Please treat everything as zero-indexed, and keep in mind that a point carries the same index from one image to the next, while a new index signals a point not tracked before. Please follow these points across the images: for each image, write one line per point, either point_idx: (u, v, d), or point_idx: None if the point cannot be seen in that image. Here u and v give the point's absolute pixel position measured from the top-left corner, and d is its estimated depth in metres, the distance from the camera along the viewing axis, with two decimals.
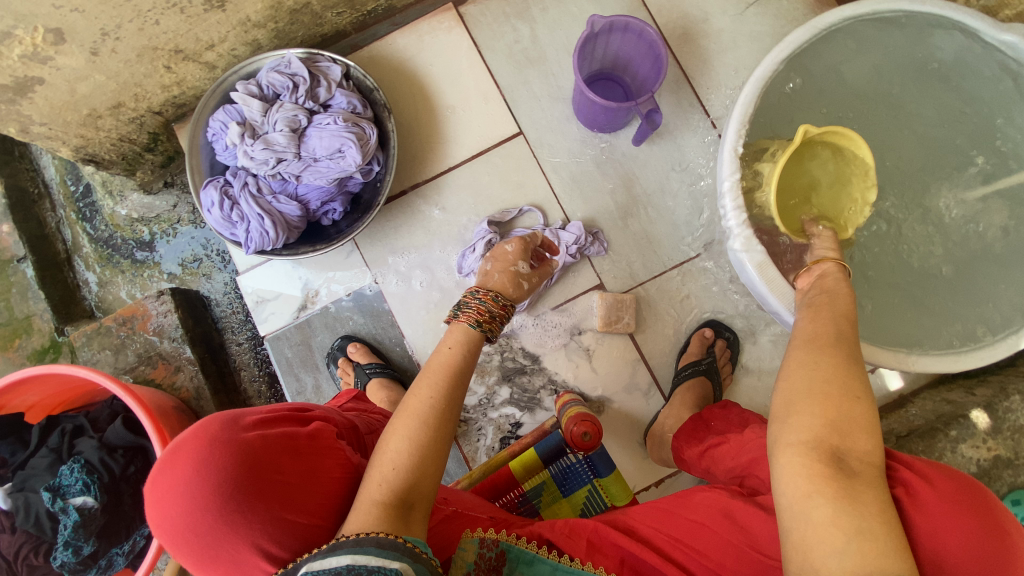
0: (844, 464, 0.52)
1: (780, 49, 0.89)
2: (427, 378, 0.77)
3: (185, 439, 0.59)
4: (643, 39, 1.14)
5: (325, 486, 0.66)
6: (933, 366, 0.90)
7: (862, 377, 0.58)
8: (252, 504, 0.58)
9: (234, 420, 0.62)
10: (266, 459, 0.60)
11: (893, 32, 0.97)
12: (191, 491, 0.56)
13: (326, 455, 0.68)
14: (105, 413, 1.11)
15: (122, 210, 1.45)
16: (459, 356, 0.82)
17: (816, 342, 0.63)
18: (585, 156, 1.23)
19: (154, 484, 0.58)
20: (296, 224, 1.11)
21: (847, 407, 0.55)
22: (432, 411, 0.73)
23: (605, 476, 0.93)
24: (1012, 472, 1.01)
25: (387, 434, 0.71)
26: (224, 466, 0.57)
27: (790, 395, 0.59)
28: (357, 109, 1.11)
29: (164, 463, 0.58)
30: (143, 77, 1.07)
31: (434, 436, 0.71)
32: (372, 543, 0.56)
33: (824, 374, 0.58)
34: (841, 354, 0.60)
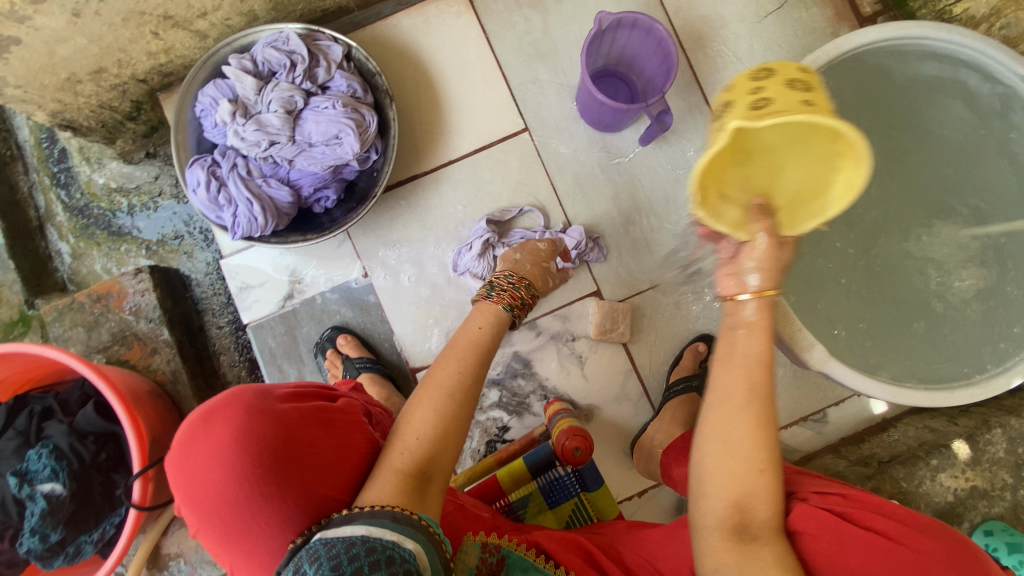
0: (747, 533, 0.60)
1: (802, 67, 0.87)
2: (450, 358, 0.84)
3: (222, 405, 0.61)
4: (653, 37, 1.04)
5: (353, 461, 0.68)
6: (916, 399, 0.87)
7: (770, 445, 0.62)
8: (287, 473, 0.60)
9: (269, 391, 0.65)
10: (302, 429, 0.63)
11: (913, 62, 0.95)
12: (226, 450, 0.59)
13: (354, 430, 0.71)
14: (76, 395, 1.06)
15: (100, 178, 1.38)
16: (487, 336, 0.89)
17: (724, 402, 0.64)
18: (591, 158, 1.19)
19: (190, 444, 0.60)
20: (286, 211, 1.06)
21: (751, 481, 0.61)
22: (458, 386, 0.79)
23: (593, 490, 0.93)
24: (987, 502, 1.04)
25: (412, 405, 0.78)
26: (263, 433, 0.59)
27: (706, 470, 0.64)
28: (357, 94, 1.05)
29: (201, 428, 0.60)
30: (128, 42, 1.00)
31: (457, 409, 0.78)
32: (387, 515, 0.60)
33: (732, 448, 0.62)
34: (749, 415, 0.62)
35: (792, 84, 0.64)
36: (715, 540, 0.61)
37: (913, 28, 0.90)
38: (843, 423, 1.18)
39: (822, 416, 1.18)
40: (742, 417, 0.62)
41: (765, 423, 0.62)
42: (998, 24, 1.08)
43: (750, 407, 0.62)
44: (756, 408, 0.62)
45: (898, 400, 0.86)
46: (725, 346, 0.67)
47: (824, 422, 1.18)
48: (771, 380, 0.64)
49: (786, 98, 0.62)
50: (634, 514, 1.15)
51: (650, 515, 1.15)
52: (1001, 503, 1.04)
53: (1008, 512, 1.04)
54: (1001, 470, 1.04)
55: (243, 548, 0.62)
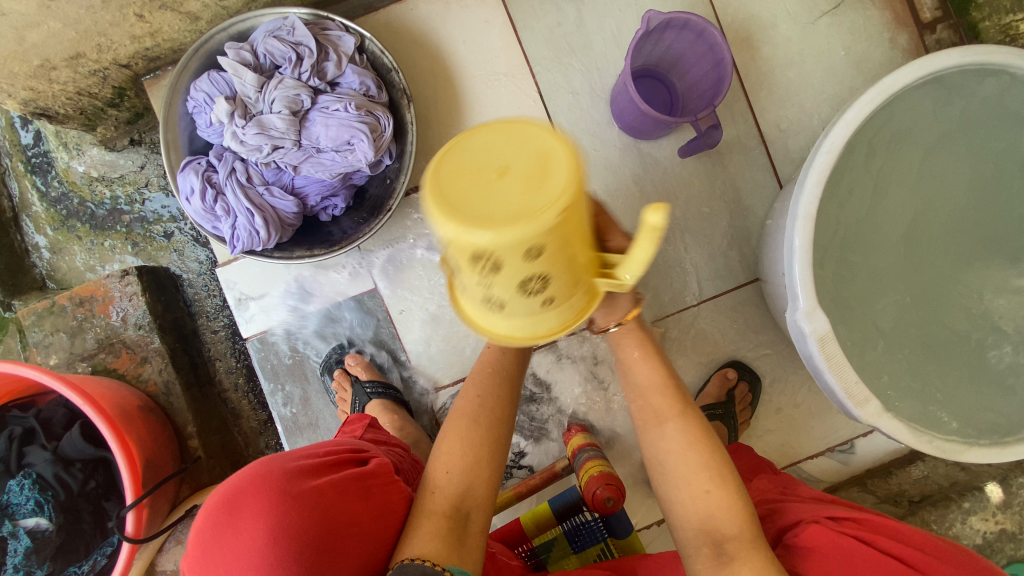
0: (721, 550, 0.66)
1: (871, 96, 0.76)
2: (472, 379, 0.75)
3: (246, 490, 0.53)
4: (705, 40, 0.93)
5: (391, 527, 0.62)
6: (972, 455, 0.78)
7: (713, 464, 0.71)
8: (330, 563, 0.54)
9: (293, 467, 0.58)
10: (335, 508, 0.56)
11: (991, 89, 0.82)
12: (254, 553, 0.51)
13: (391, 491, 0.64)
14: (60, 413, 0.97)
15: (79, 166, 1.25)
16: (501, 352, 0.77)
17: (647, 432, 0.74)
18: (624, 168, 1.10)
19: (209, 547, 0.53)
20: (291, 222, 0.96)
21: (708, 504, 0.69)
22: (482, 409, 0.72)
23: (622, 537, 0.87)
24: (1014, 546, 1.01)
25: (440, 436, 0.71)
26: (298, 523, 0.52)
27: (667, 499, 0.72)
28: (371, 92, 0.94)
29: (226, 523, 0.52)
30: (109, 25, 0.87)
31: (486, 434, 0.71)
32: (416, 570, 0.56)
33: (677, 468, 0.71)
34: (677, 444, 0.72)
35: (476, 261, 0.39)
36: (701, 565, 0.67)
37: (994, 56, 0.75)
38: (871, 453, 1.10)
39: (849, 447, 1.10)
40: (668, 445, 0.72)
41: (696, 442, 0.72)
42: None
43: (671, 435, 0.73)
44: (676, 435, 0.72)
45: (955, 458, 0.78)
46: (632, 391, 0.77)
47: (850, 453, 1.10)
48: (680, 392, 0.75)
49: (512, 308, 0.45)
50: (652, 543, 1.10)
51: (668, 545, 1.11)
52: None
53: None
54: None
55: None
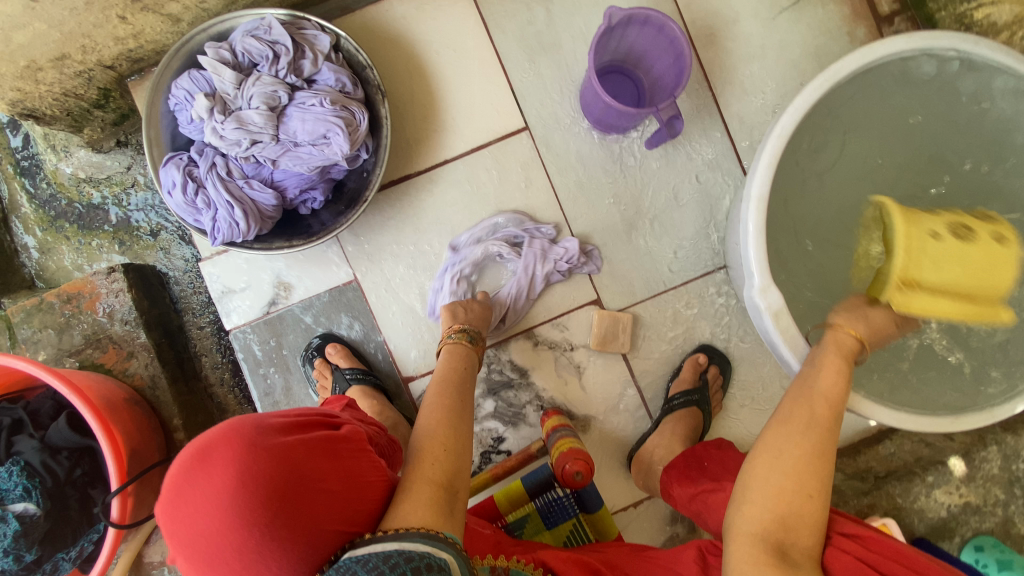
0: (789, 557, 0.63)
1: (823, 79, 0.82)
2: (442, 388, 0.89)
3: (218, 441, 0.56)
4: (666, 35, 0.97)
5: (361, 489, 0.64)
6: (923, 424, 0.84)
7: (823, 475, 0.68)
8: (298, 513, 0.57)
9: (266, 424, 0.60)
10: (306, 463, 0.59)
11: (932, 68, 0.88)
12: (223, 496, 0.53)
13: (362, 458, 0.67)
14: (48, 405, 1.00)
15: (67, 168, 1.28)
16: (467, 361, 0.96)
17: (789, 422, 0.73)
18: (595, 160, 1.14)
19: (177, 487, 0.54)
20: (271, 214, 0.99)
21: (801, 504, 0.66)
22: (458, 407, 0.86)
23: (593, 512, 0.91)
24: (978, 518, 1.04)
25: (419, 429, 0.81)
26: (268, 472, 0.55)
27: (759, 482, 0.69)
28: (346, 89, 0.98)
29: (196, 470, 0.54)
30: (92, 27, 0.92)
31: (462, 428, 0.83)
32: (416, 533, 0.61)
33: (786, 465, 0.68)
34: (810, 442, 0.70)
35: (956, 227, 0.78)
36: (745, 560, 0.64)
37: (941, 42, 0.82)
38: None
39: None
40: (804, 439, 0.70)
41: (822, 453, 0.69)
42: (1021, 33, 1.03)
43: (813, 433, 0.71)
44: (815, 436, 0.70)
45: (907, 427, 0.83)
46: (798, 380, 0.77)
47: None
48: (834, 415, 0.73)
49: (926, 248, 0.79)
50: (627, 525, 1.13)
51: (644, 527, 1.14)
52: (992, 518, 1.04)
53: (999, 527, 1.04)
54: (994, 486, 1.04)
55: None
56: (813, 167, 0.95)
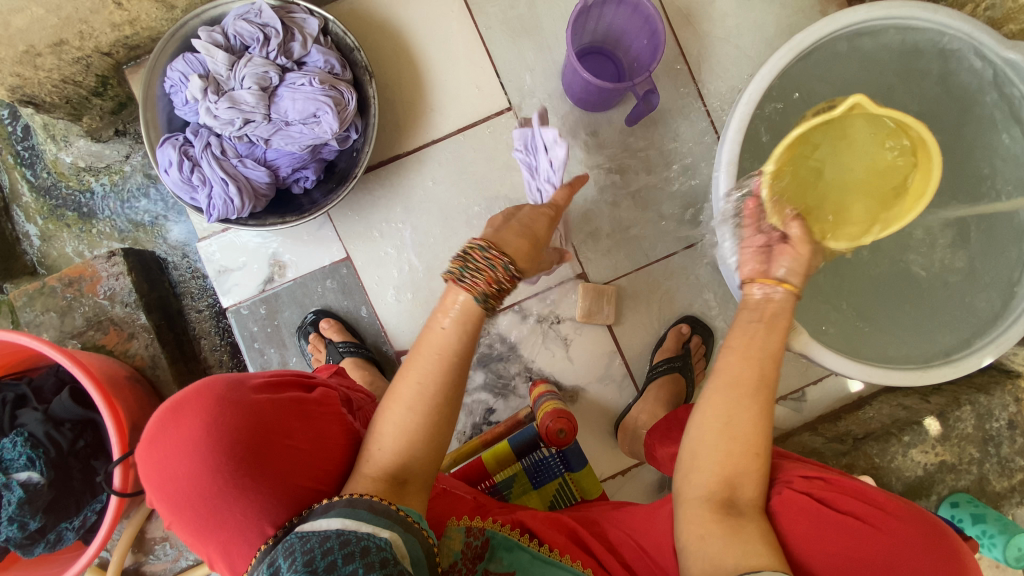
0: (734, 508, 0.65)
1: (788, 48, 0.86)
2: (411, 367, 0.70)
3: (192, 396, 0.62)
4: (640, 13, 1.01)
5: (330, 449, 0.68)
6: (890, 377, 0.89)
7: (765, 432, 0.68)
8: (260, 466, 0.61)
9: (241, 383, 0.66)
10: (272, 420, 0.64)
11: (889, 36, 0.94)
12: (193, 442, 0.60)
13: (331, 422, 0.70)
14: (50, 381, 1.03)
15: (66, 157, 1.31)
16: (454, 339, 0.70)
17: (736, 386, 0.69)
18: (578, 138, 1.17)
19: (158, 434, 0.62)
20: (264, 192, 1.02)
21: (746, 463, 0.67)
22: (420, 398, 0.68)
23: (577, 471, 0.95)
24: (954, 476, 1.07)
25: (376, 414, 0.69)
26: (233, 424, 0.61)
27: (703, 446, 0.69)
28: (335, 70, 1.02)
29: (171, 421, 0.61)
30: (89, 12, 0.98)
31: (424, 422, 0.68)
32: (364, 505, 0.60)
33: (734, 428, 0.67)
34: (756, 406, 0.68)
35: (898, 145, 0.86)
36: (696, 518, 0.66)
37: (899, 10, 0.88)
38: (821, 400, 1.20)
39: (801, 395, 1.19)
40: (753, 401, 0.68)
41: (768, 410, 0.68)
42: (984, 4, 1.07)
43: (759, 394, 0.68)
44: (763, 397, 0.68)
45: (874, 380, 0.88)
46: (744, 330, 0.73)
47: (803, 400, 1.19)
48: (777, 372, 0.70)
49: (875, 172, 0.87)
50: (616, 492, 1.17)
51: (632, 493, 1.17)
52: (968, 476, 1.08)
53: (974, 485, 1.08)
54: (969, 445, 1.07)
55: (220, 539, 0.63)
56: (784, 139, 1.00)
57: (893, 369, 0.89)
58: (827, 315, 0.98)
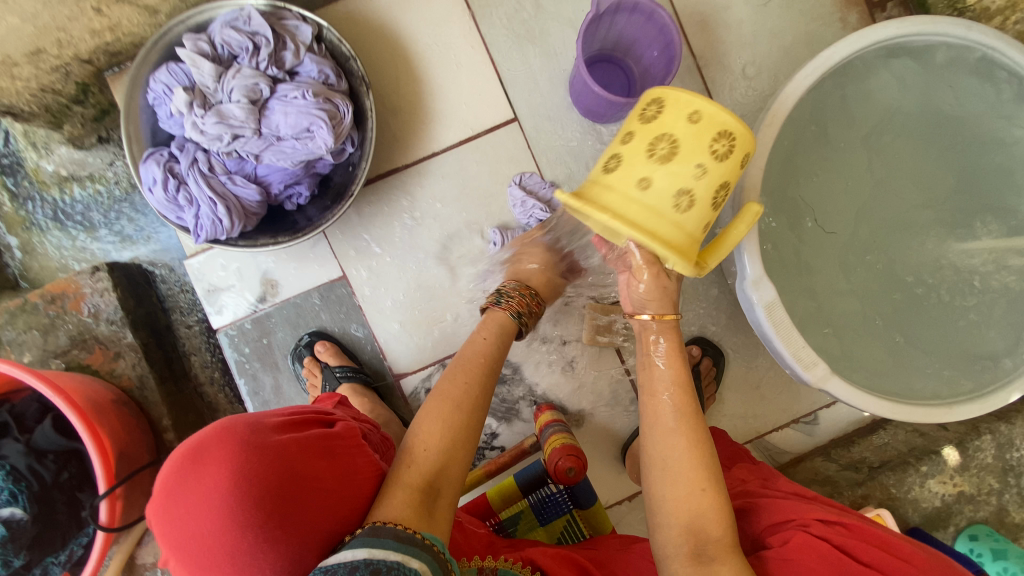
0: (703, 554, 0.66)
1: (812, 66, 0.81)
2: (455, 369, 0.84)
3: (211, 441, 0.54)
4: (655, 22, 0.95)
5: (358, 486, 0.64)
6: (915, 414, 0.84)
7: (703, 464, 0.72)
8: (292, 515, 0.55)
9: (260, 423, 0.59)
10: (301, 462, 0.57)
11: (915, 53, 0.88)
12: (217, 497, 0.51)
13: (356, 455, 0.66)
14: (33, 408, 0.97)
15: (48, 165, 1.24)
16: (492, 347, 0.87)
17: (654, 435, 0.76)
18: (586, 150, 1.12)
19: (172, 490, 0.53)
20: (255, 211, 0.97)
21: (698, 501, 0.69)
22: (464, 397, 0.79)
23: (587, 507, 0.92)
24: (973, 507, 1.04)
25: (419, 418, 0.77)
26: (262, 470, 0.54)
27: (658, 497, 0.73)
28: (330, 80, 0.95)
29: (188, 471, 0.53)
30: (67, 20, 0.95)
31: (465, 422, 0.77)
32: (389, 534, 0.57)
33: (672, 472, 0.72)
34: (682, 447, 0.73)
35: (654, 143, 0.61)
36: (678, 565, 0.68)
37: (933, 26, 0.82)
38: (835, 424, 1.12)
39: (813, 418, 1.12)
40: (676, 439, 0.74)
41: (694, 441, 0.73)
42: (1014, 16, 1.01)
43: (681, 430, 0.74)
44: (683, 429, 0.74)
45: (898, 417, 0.83)
46: (647, 374, 0.80)
47: (815, 424, 1.12)
48: (689, 399, 0.76)
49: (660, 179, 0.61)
50: (622, 519, 1.13)
51: (639, 521, 1.14)
52: (987, 507, 1.04)
53: (993, 516, 1.04)
54: (988, 475, 1.04)
55: None
56: (805, 157, 0.95)
57: (919, 405, 0.84)
58: (848, 342, 0.93)
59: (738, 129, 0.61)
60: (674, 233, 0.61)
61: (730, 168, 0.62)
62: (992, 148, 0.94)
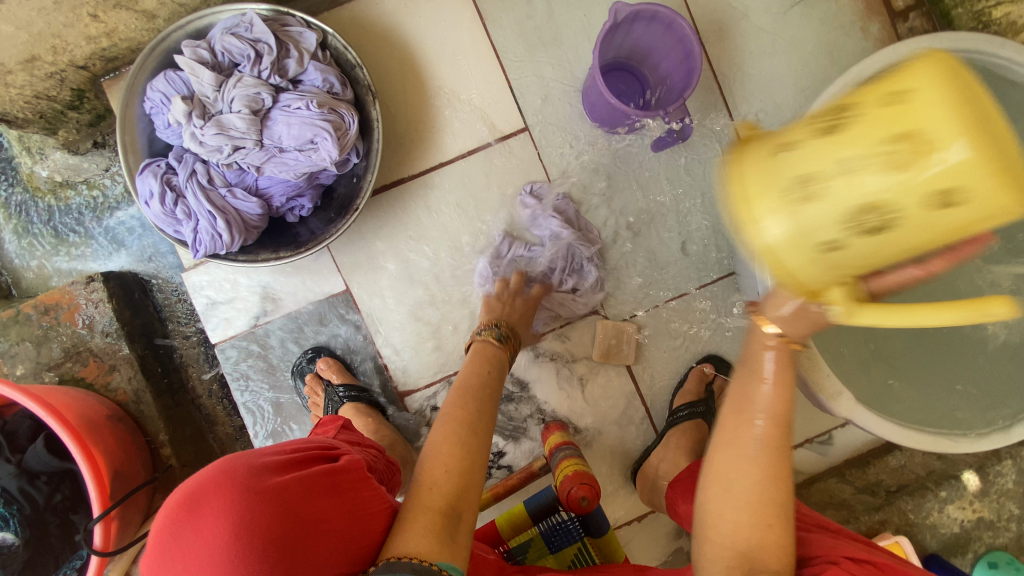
0: None
1: (841, 82, 0.78)
2: (463, 394, 0.82)
3: (207, 489, 0.51)
4: (673, 32, 0.92)
5: (365, 523, 0.60)
6: (939, 445, 0.82)
7: (774, 497, 0.60)
8: (297, 563, 0.52)
9: (260, 463, 0.55)
10: (304, 506, 0.54)
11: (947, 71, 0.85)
12: (217, 553, 0.49)
13: (362, 488, 0.62)
14: (26, 425, 0.93)
15: (42, 171, 1.20)
16: (494, 376, 0.88)
17: (719, 450, 0.63)
18: (598, 162, 1.08)
19: (169, 543, 0.50)
20: (256, 224, 0.93)
21: (761, 538, 0.60)
22: (474, 421, 0.78)
23: (598, 536, 0.88)
24: (992, 533, 1.02)
25: (432, 441, 0.74)
26: (263, 520, 0.50)
27: (713, 515, 0.63)
28: (334, 89, 0.92)
29: (185, 523, 0.50)
30: (62, 26, 0.90)
31: (478, 446, 0.75)
32: (406, 568, 0.55)
33: (738, 500, 0.61)
34: (751, 474, 0.60)
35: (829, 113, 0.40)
36: None
37: (966, 41, 0.80)
38: (849, 445, 1.08)
39: (827, 438, 1.08)
40: (751, 469, 0.60)
41: (772, 475, 0.60)
42: None
43: (760, 459, 0.60)
44: (764, 461, 0.59)
45: (922, 447, 0.81)
46: (740, 389, 0.61)
47: (829, 443, 1.08)
48: (782, 433, 0.59)
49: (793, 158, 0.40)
50: (631, 540, 1.10)
51: (649, 542, 1.11)
52: (1006, 533, 1.02)
53: (1013, 543, 1.01)
54: (1008, 501, 1.01)
55: None
56: None
57: (944, 435, 0.83)
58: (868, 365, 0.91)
59: (977, 177, 0.34)
60: (775, 235, 0.41)
61: (909, 223, 0.36)
62: None
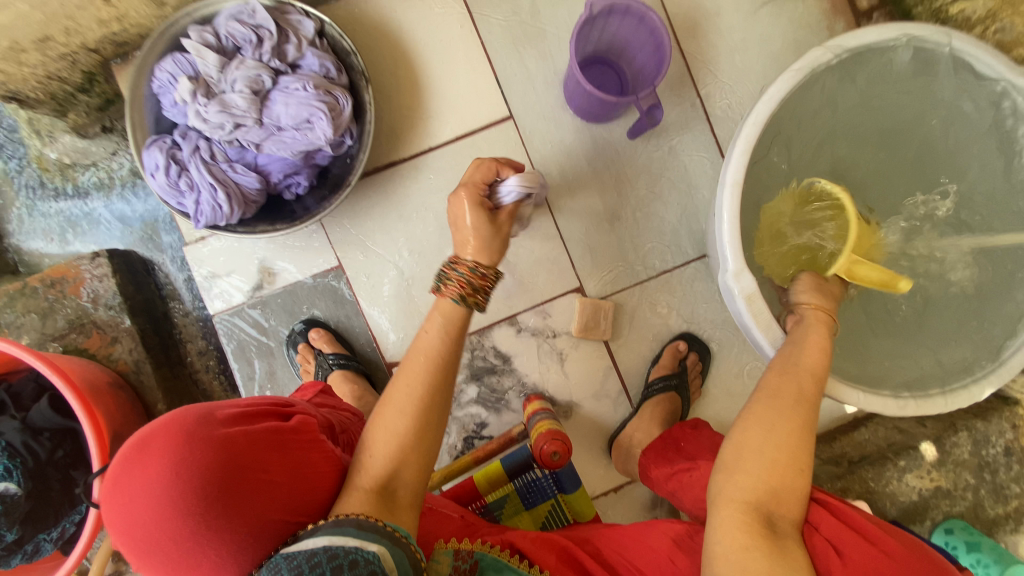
0: (775, 525, 0.61)
1: (796, 69, 0.85)
2: (408, 369, 0.71)
3: (158, 432, 0.53)
4: (646, 25, 0.99)
5: (313, 479, 0.61)
6: (889, 408, 0.87)
7: (807, 447, 0.66)
8: (236, 506, 0.53)
9: (213, 414, 0.57)
10: (249, 454, 0.55)
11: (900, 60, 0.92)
12: (157, 489, 0.51)
13: (312, 448, 0.63)
14: (30, 388, 0.99)
15: (52, 153, 1.25)
16: (437, 342, 0.73)
17: (779, 396, 0.71)
18: (578, 148, 1.15)
19: (116, 479, 0.52)
20: (254, 198, 0.99)
21: (793, 479, 0.64)
22: (415, 403, 0.68)
23: (570, 493, 0.94)
24: (949, 502, 1.07)
25: (372, 419, 0.69)
26: (206, 462, 0.52)
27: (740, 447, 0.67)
28: (330, 74, 0.98)
29: (133, 460, 0.52)
30: (76, 8, 0.97)
31: (421, 429, 0.68)
32: (350, 524, 0.56)
33: (778, 437, 0.66)
34: (800, 416, 0.68)
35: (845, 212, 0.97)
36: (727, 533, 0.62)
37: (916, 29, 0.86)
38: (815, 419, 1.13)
39: None
40: (797, 413, 0.68)
41: (805, 427, 0.67)
42: (993, 27, 1.03)
43: (801, 407, 0.69)
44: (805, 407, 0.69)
45: (873, 409, 0.87)
46: (784, 359, 0.77)
47: None
48: (817, 390, 0.73)
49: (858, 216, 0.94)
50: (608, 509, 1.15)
51: (624, 511, 1.16)
52: (962, 503, 1.07)
53: (968, 511, 1.07)
54: (964, 470, 1.06)
55: None
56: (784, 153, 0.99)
57: (894, 398, 0.89)
58: None
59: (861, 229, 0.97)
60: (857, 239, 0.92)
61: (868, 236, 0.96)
62: (969, 150, 0.98)
